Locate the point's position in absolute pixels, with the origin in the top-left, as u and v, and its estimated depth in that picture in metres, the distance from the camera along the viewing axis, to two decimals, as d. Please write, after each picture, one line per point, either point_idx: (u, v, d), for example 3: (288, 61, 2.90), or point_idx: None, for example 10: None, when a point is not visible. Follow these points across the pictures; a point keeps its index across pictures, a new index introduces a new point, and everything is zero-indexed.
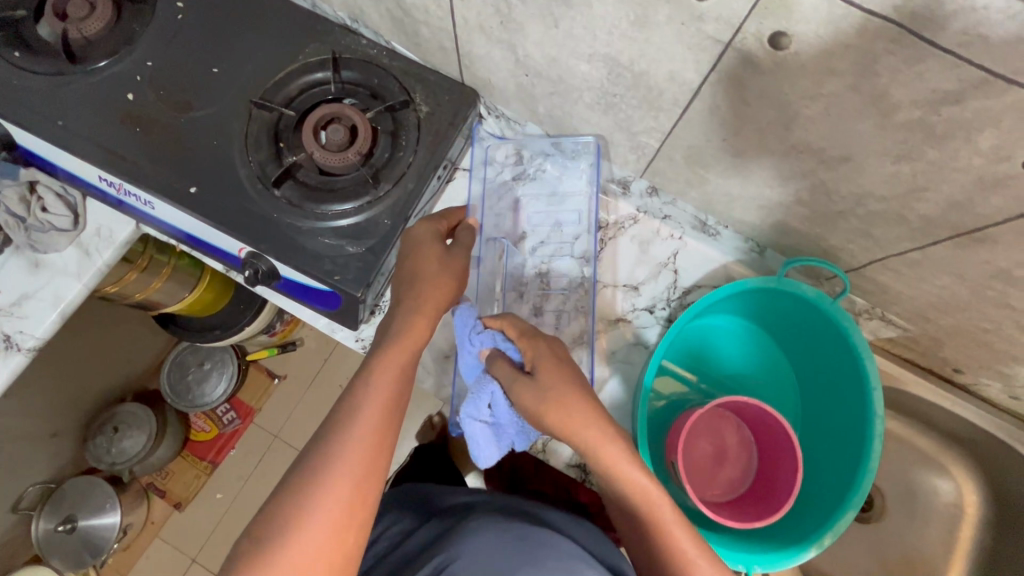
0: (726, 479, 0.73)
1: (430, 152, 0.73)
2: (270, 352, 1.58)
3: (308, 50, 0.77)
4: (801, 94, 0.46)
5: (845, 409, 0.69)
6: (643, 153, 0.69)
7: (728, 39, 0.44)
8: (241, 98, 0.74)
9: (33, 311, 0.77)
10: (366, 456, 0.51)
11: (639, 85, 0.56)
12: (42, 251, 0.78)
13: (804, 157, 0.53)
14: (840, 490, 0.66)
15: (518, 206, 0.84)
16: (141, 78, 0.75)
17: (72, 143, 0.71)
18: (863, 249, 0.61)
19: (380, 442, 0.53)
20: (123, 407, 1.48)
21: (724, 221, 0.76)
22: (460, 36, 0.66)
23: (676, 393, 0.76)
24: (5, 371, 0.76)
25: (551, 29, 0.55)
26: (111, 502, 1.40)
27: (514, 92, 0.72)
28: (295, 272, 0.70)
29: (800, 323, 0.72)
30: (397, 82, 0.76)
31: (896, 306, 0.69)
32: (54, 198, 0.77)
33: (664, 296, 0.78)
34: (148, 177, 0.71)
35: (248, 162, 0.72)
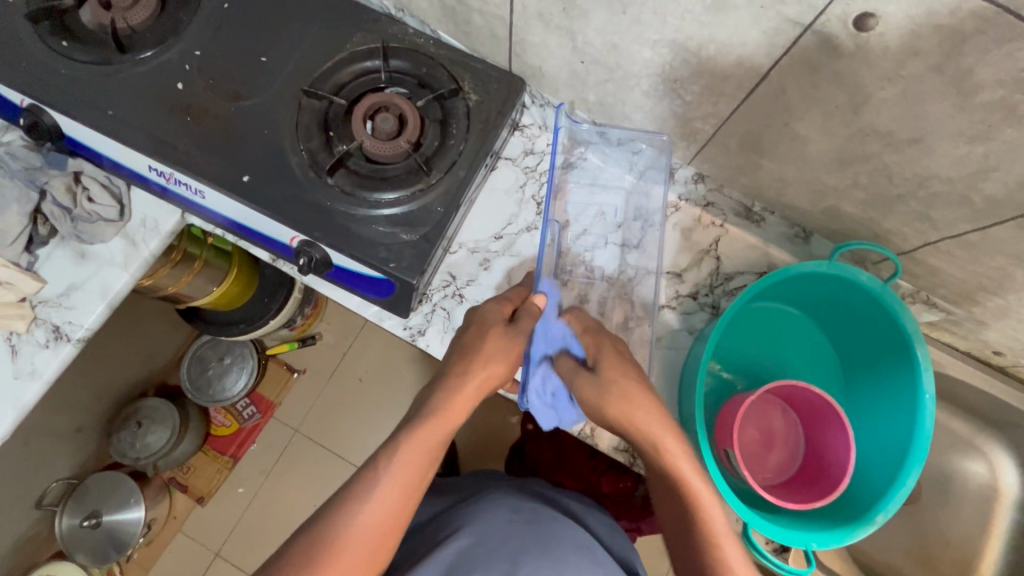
0: (775, 463, 0.75)
1: (480, 140, 0.74)
2: (291, 346, 1.59)
3: (355, 39, 0.77)
4: (878, 76, 0.47)
5: (893, 389, 0.71)
6: (695, 139, 0.69)
7: (809, 21, 0.45)
8: (290, 87, 0.74)
9: (80, 302, 0.77)
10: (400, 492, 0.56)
11: (704, 70, 0.56)
12: (88, 242, 0.78)
13: (869, 140, 0.54)
14: (892, 467, 0.68)
15: (561, 194, 0.84)
16: (189, 67, 0.74)
17: (122, 133, 0.71)
18: (918, 232, 0.62)
19: (413, 483, 0.57)
20: (146, 402, 1.47)
21: (770, 207, 0.77)
22: (516, 23, 0.67)
23: (723, 379, 0.78)
24: (54, 361, 0.76)
25: (618, 15, 0.56)
26: (134, 496, 1.39)
27: (565, 80, 0.72)
28: (349, 259, 0.71)
29: (845, 306, 0.74)
30: (446, 71, 0.76)
31: (943, 289, 0.70)
32: (100, 189, 0.77)
33: (707, 283, 0.79)
34: (200, 165, 0.71)
35: (299, 151, 0.72)
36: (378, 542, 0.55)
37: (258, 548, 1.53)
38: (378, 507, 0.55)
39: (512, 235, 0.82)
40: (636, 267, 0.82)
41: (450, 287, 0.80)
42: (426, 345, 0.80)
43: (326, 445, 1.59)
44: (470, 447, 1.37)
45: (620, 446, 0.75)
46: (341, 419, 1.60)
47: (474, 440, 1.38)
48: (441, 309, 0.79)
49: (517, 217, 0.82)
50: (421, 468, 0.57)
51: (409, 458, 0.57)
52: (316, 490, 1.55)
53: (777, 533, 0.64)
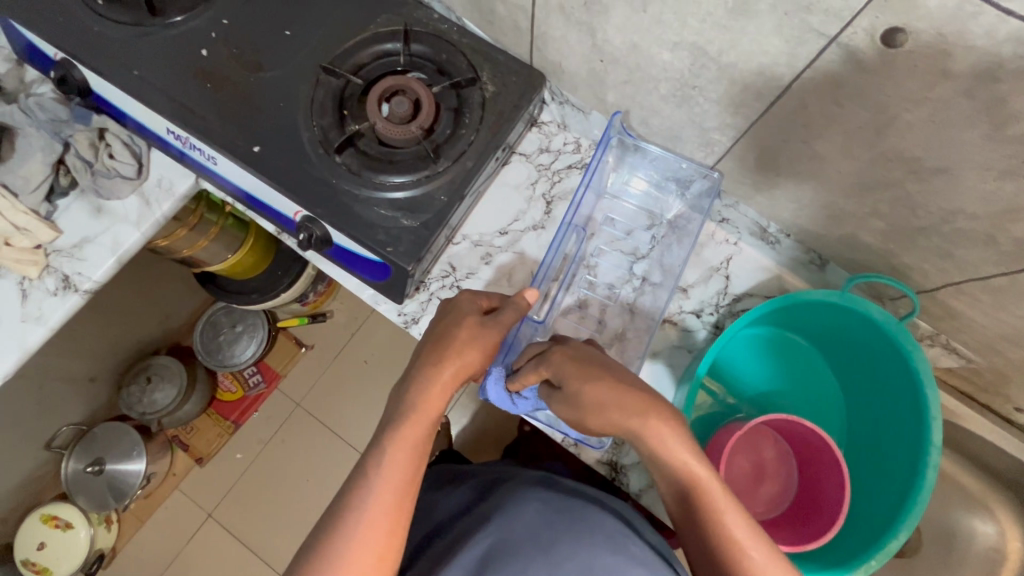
0: (765, 497, 0.71)
1: (492, 132, 0.73)
2: (302, 320, 1.62)
3: (379, 20, 0.77)
4: (905, 97, 0.44)
5: (898, 437, 0.67)
6: (712, 150, 0.67)
7: (835, 33, 0.43)
8: (311, 63, 0.75)
9: (92, 255, 0.79)
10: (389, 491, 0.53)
11: (724, 78, 0.54)
12: (105, 198, 0.80)
13: (892, 166, 0.50)
14: (886, 518, 0.64)
15: (572, 196, 0.81)
16: (215, 35, 0.76)
17: (145, 94, 0.73)
18: (940, 270, 0.59)
19: (398, 477, 0.54)
20: (157, 359, 1.51)
21: (786, 229, 0.72)
22: (538, 15, 0.65)
23: (719, 402, 0.75)
24: (61, 310, 0.78)
25: (638, 13, 0.54)
26: (137, 449, 1.43)
27: (584, 78, 0.70)
28: (348, 239, 0.71)
29: (856, 342, 0.70)
30: (465, 59, 0.75)
31: (964, 334, 0.65)
32: (121, 147, 0.79)
33: (713, 302, 0.75)
34: (215, 132, 0.71)
35: (311, 127, 0.72)
36: (377, 554, 0.51)
37: (250, 515, 1.55)
38: (365, 509, 0.52)
39: (517, 232, 0.81)
40: (642, 278, 0.79)
41: (448, 279, 0.79)
42: (419, 334, 0.79)
43: (324, 422, 1.60)
44: (464, 441, 1.36)
45: (604, 458, 0.73)
46: (342, 398, 1.62)
47: (468, 435, 1.37)
48: (437, 299, 0.78)
49: (524, 214, 0.81)
50: (411, 465, 0.55)
51: (395, 457, 0.55)
52: (310, 465, 1.58)
53: None
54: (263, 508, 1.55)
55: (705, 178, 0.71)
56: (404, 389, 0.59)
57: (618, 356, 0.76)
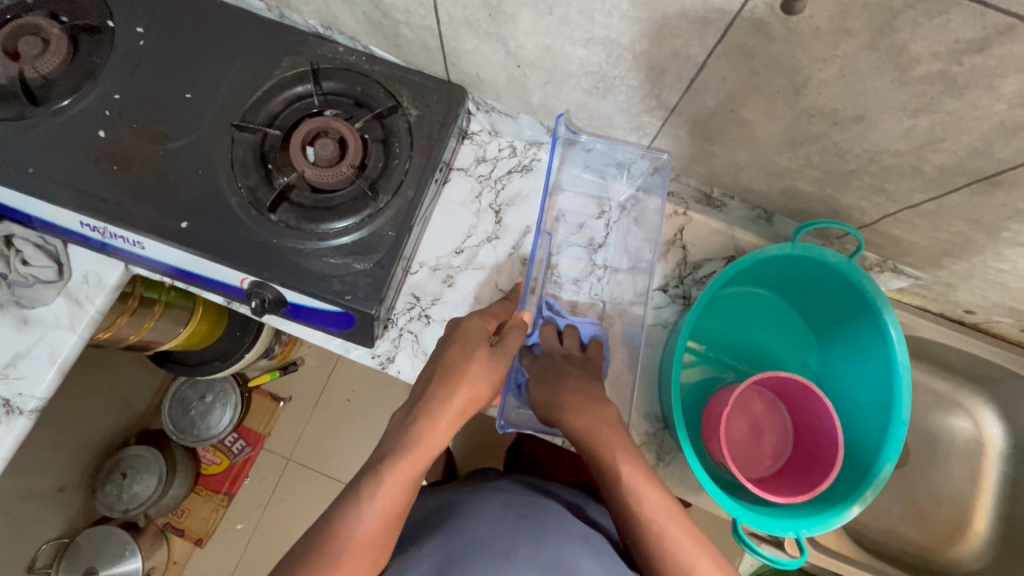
0: (769, 449, 0.75)
1: (426, 155, 0.71)
2: (273, 374, 1.56)
3: (283, 64, 0.74)
4: (814, 58, 0.45)
5: (870, 364, 0.70)
6: (645, 131, 0.68)
7: (737, 9, 0.44)
8: (221, 122, 0.71)
9: (29, 370, 0.74)
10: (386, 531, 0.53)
11: (641, 64, 0.54)
12: (29, 307, 0.74)
13: (816, 120, 0.52)
14: (876, 443, 0.68)
15: (519, 200, 0.81)
16: (110, 113, 0.71)
17: (46, 190, 0.67)
18: (876, 205, 0.62)
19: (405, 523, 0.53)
20: (129, 451, 1.43)
21: (729, 192, 0.75)
22: (445, 33, 0.64)
23: (703, 371, 0.77)
24: (9, 438, 0.72)
25: (545, 16, 0.53)
26: (130, 547, 1.35)
27: (505, 85, 0.70)
28: (304, 296, 0.68)
29: (815, 285, 0.73)
30: (382, 87, 0.73)
31: (908, 257, 0.69)
32: (34, 250, 0.74)
33: (676, 275, 0.77)
34: (134, 216, 0.67)
35: (238, 189, 0.69)
36: None
37: None
38: None
39: (472, 248, 0.80)
40: (605, 267, 0.80)
41: (414, 309, 0.78)
42: (398, 371, 0.77)
43: (321, 471, 1.55)
44: (466, 455, 1.35)
45: None
46: (333, 442, 1.57)
47: (469, 448, 1.35)
48: (408, 333, 0.77)
49: (475, 228, 0.80)
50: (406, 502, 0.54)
51: (393, 493, 0.53)
52: (316, 517, 1.53)
53: (770, 524, 0.63)
54: None
55: (658, 161, 0.72)
56: (396, 436, 0.58)
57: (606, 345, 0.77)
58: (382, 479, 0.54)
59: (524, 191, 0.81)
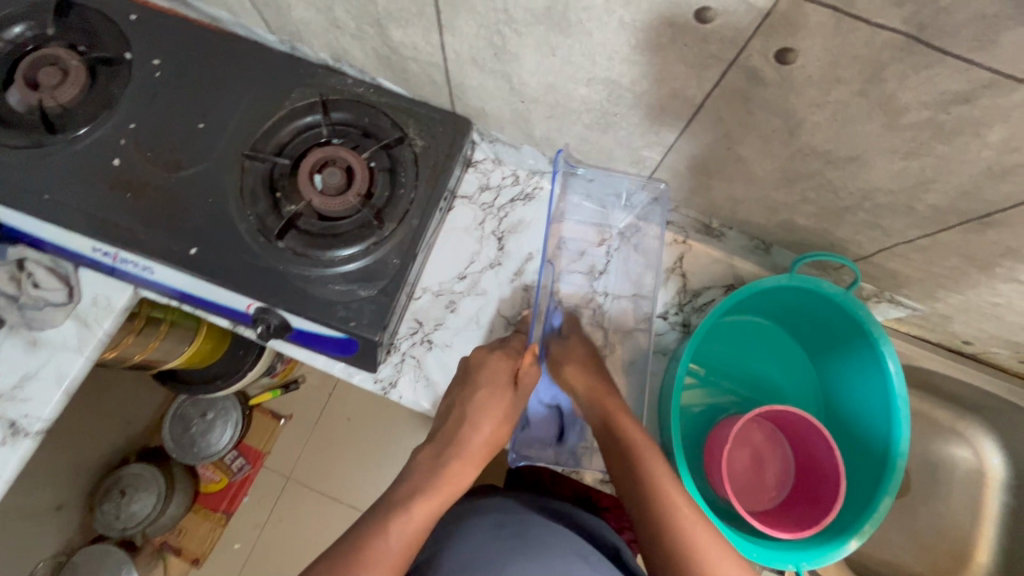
0: (771, 481, 0.75)
1: (431, 185, 0.73)
2: (274, 393, 1.56)
3: (294, 95, 0.76)
4: (808, 103, 0.47)
5: (868, 394, 0.71)
6: (644, 164, 0.69)
7: (732, 57, 0.45)
8: (232, 151, 0.73)
9: (37, 392, 0.74)
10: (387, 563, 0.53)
11: (641, 103, 0.56)
12: (39, 329, 0.76)
13: (810, 159, 0.54)
14: (876, 474, 0.68)
15: (521, 227, 0.82)
16: (125, 141, 0.73)
17: (61, 216, 0.69)
18: (871, 239, 0.63)
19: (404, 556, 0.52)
20: (129, 468, 1.43)
21: (728, 222, 0.76)
22: (451, 69, 0.66)
23: (702, 401, 0.77)
24: (14, 460, 0.73)
25: (549, 57, 0.55)
26: (126, 567, 1.34)
27: (508, 118, 0.72)
28: (308, 322, 0.69)
29: (812, 314, 0.74)
30: (389, 118, 0.75)
31: (905, 289, 0.70)
32: (45, 273, 0.75)
33: (675, 303, 0.78)
34: (145, 242, 0.69)
35: (246, 217, 0.70)
36: None
37: None
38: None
39: (475, 274, 0.81)
40: (604, 292, 0.83)
41: (417, 334, 0.79)
42: (399, 396, 0.77)
43: (320, 491, 1.55)
44: None
45: (606, 478, 0.74)
46: (333, 461, 1.57)
47: None
48: (411, 358, 0.78)
49: (478, 255, 0.81)
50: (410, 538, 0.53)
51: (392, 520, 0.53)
52: (314, 538, 1.51)
53: (771, 558, 0.63)
54: None
55: (656, 189, 0.74)
56: None
57: None
58: (383, 507, 0.54)
59: (526, 219, 0.83)
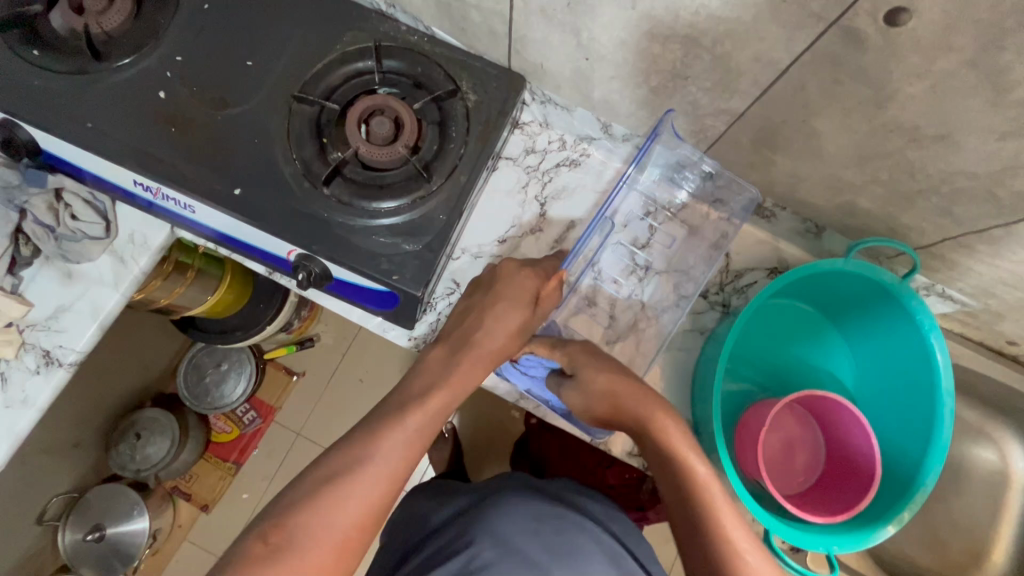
0: (802, 465, 0.75)
1: (482, 142, 0.71)
2: (289, 349, 1.56)
3: (345, 39, 0.73)
4: (908, 72, 0.45)
5: (910, 386, 0.70)
6: (706, 135, 0.67)
7: (836, 16, 0.43)
8: (279, 93, 0.71)
9: (71, 324, 0.74)
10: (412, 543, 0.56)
11: (718, 66, 0.54)
12: (75, 262, 0.75)
13: (893, 136, 0.52)
14: (913, 464, 0.68)
15: (565, 194, 0.79)
16: (170, 75, 0.71)
17: (104, 146, 0.68)
18: (938, 227, 0.61)
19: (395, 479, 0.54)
20: (144, 413, 1.44)
21: (781, 203, 0.74)
22: (515, 20, 0.64)
23: (737, 384, 0.76)
24: (48, 389, 0.73)
25: (628, 9, 0.53)
26: (137, 508, 1.36)
27: (567, 77, 0.69)
28: (351, 272, 0.68)
29: (860, 302, 0.72)
30: (442, 70, 0.72)
31: (961, 282, 0.68)
32: (83, 205, 0.74)
33: (717, 282, 0.77)
34: (188, 178, 0.67)
35: (291, 160, 0.69)
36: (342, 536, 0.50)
37: None
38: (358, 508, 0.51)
39: (515, 238, 0.79)
40: (645, 267, 0.79)
41: (453, 295, 0.78)
42: None
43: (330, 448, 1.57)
44: (476, 444, 1.35)
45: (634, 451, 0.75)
46: (343, 421, 1.58)
47: (479, 437, 1.36)
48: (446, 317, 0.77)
49: (519, 220, 0.79)
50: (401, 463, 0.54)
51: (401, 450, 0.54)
52: None
53: (810, 542, 0.63)
54: None
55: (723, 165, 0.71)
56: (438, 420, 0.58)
57: (632, 348, 0.77)
58: None
59: (570, 185, 0.80)
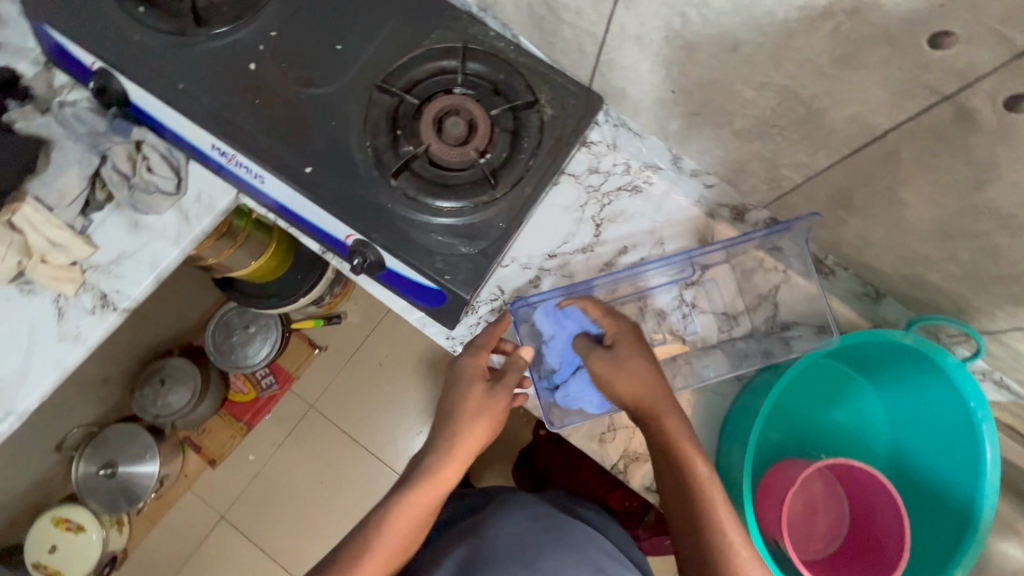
0: (823, 530, 0.74)
1: (551, 157, 0.71)
2: (317, 323, 1.59)
3: (433, 36, 0.74)
4: (1015, 160, 0.44)
5: (950, 471, 0.68)
6: (780, 184, 0.66)
7: (951, 92, 0.42)
8: (362, 80, 0.72)
9: (130, 272, 0.77)
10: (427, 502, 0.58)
11: (810, 120, 0.53)
12: (143, 212, 0.77)
13: (981, 219, 0.50)
14: (943, 551, 0.67)
15: (623, 218, 0.79)
16: (263, 49, 0.73)
17: (191, 108, 0.70)
18: (1009, 316, 0.59)
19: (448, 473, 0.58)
20: (171, 361, 1.47)
21: (844, 262, 0.72)
22: (608, 43, 0.64)
23: (769, 439, 0.75)
24: (99, 330, 0.76)
25: (728, 52, 0.52)
26: (151, 451, 1.41)
27: (647, 105, 0.69)
28: (405, 265, 0.69)
29: (913, 377, 0.70)
30: (523, 80, 0.73)
31: (1021, 374, 0.66)
32: (159, 159, 0.76)
33: (762, 328, 0.77)
34: (264, 150, 0.69)
35: (365, 147, 0.70)
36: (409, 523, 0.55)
37: (264, 516, 1.54)
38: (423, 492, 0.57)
39: (566, 255, 0.79)
40: (692, 304, 0.79)
41: (497, 301, 0.78)
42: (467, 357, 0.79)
43: (339, 424, 1.59)
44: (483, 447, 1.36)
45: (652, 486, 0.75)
46: (356, 400, 1.60)
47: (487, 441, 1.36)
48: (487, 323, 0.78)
49: (573, 237, 0.79)
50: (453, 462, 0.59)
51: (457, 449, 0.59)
52: (328, 467, 1.56)
53: None
54: (279, 511, 1.54)
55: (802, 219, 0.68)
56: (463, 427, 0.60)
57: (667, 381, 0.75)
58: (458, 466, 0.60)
59: (629, 211, 0.79)
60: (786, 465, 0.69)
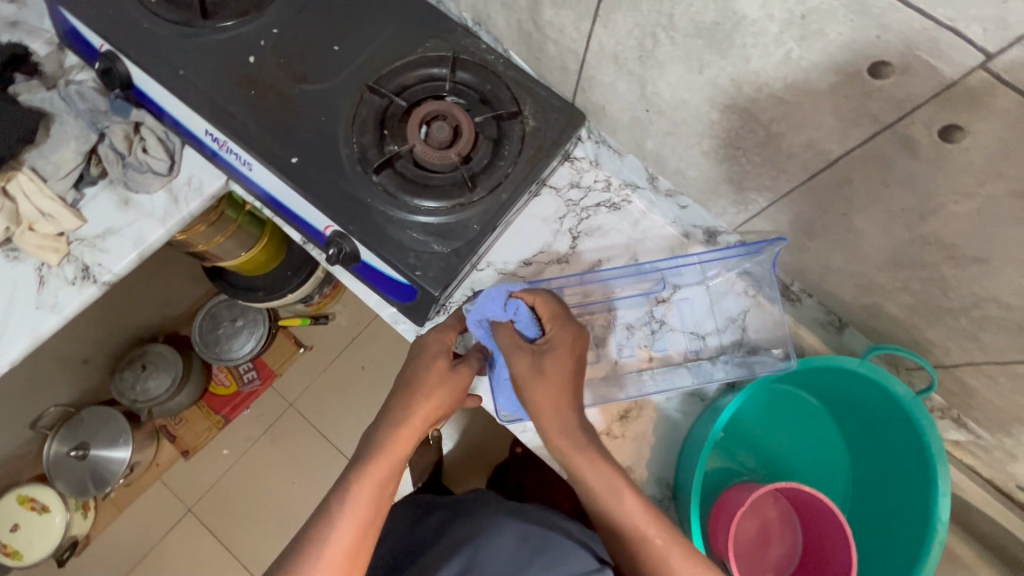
0: (774, 557, 0.73)
1: (530, 165, 0.73)
2: (303, 321, 1.58)
3: (428, 45, 0.77)
4: (955, 189, 0.46)
5: (902, 502, 0.68)
6: (747, 208, 0.68)
7: (892, 121, 0.45)
8: (356, 79, 0.75)
9: (115, 247, 0.79)
10: (381, 489, 0.55)
11: (770, 144, 0.55)
12: (134, 190, 0.80)
13: (929, 250, 0.52)
14: None
15: (598, 232, 0.81)
16: (264, 43, 0.76)
17: (189, 93, 0.73)
18: (962, 349, 0.60)
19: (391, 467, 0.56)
20: (154, 347, 1.46)
21: (809, 289, 0.73)
22: (588, 60, 0.67)
23: (726, 460, 0.75)
24: (77, 300, 0.77)
25: (694, 73, 0.55)
26: (123, 437, 1.39)
27: (624, 123, 0.72)
28: (378, 259, 0.71)
29: (869, 408, 0.70)
30: (510, 93, 0.76)
31: (976, 412, 0.67)
32: (155, 142, 0.79)
33: (730, 349, 0.77)
34: (254, 138, 0.72)
35: (351, 143, 0.73)
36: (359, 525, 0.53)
37: (231, 512, 1.52)
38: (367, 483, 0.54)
39: (541, 263, 0.80)
40: (661, 321, 0.79)
41: None
42: None
43: (316, 425, 1.58)
44: (456, 458, 1.35)
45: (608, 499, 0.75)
46: (335, 402, 1.60)
47: (460, 452, 1.35)
48: None
49: (549, 246, 0.80)
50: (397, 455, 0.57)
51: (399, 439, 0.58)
52: (300, 468, 1.55)
53: None
54: (248, 508, 1.53)
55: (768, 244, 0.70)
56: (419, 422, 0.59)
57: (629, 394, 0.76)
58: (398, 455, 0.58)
59: (605, 226, 0.81)
60: (739, 488, 0.68)
